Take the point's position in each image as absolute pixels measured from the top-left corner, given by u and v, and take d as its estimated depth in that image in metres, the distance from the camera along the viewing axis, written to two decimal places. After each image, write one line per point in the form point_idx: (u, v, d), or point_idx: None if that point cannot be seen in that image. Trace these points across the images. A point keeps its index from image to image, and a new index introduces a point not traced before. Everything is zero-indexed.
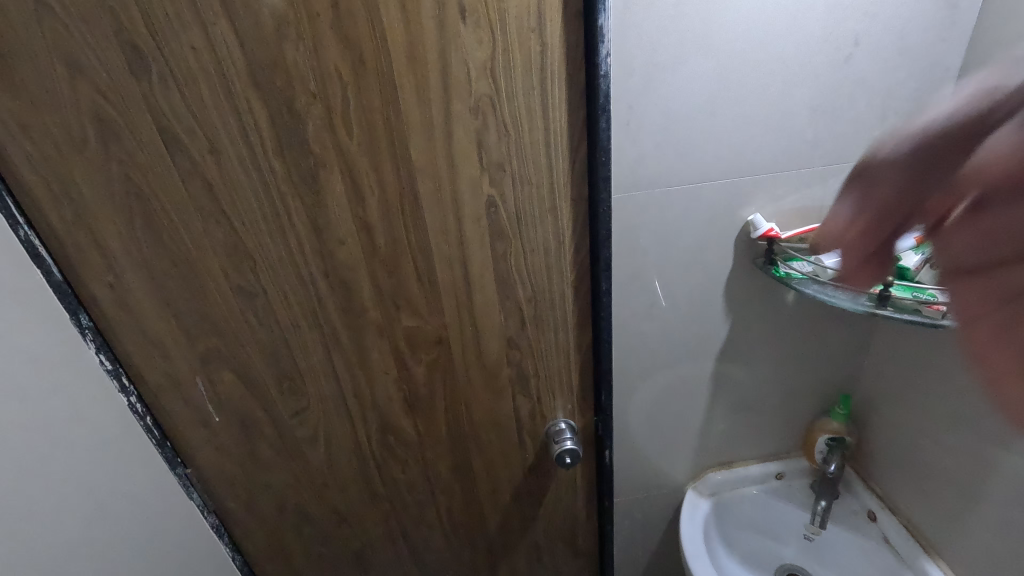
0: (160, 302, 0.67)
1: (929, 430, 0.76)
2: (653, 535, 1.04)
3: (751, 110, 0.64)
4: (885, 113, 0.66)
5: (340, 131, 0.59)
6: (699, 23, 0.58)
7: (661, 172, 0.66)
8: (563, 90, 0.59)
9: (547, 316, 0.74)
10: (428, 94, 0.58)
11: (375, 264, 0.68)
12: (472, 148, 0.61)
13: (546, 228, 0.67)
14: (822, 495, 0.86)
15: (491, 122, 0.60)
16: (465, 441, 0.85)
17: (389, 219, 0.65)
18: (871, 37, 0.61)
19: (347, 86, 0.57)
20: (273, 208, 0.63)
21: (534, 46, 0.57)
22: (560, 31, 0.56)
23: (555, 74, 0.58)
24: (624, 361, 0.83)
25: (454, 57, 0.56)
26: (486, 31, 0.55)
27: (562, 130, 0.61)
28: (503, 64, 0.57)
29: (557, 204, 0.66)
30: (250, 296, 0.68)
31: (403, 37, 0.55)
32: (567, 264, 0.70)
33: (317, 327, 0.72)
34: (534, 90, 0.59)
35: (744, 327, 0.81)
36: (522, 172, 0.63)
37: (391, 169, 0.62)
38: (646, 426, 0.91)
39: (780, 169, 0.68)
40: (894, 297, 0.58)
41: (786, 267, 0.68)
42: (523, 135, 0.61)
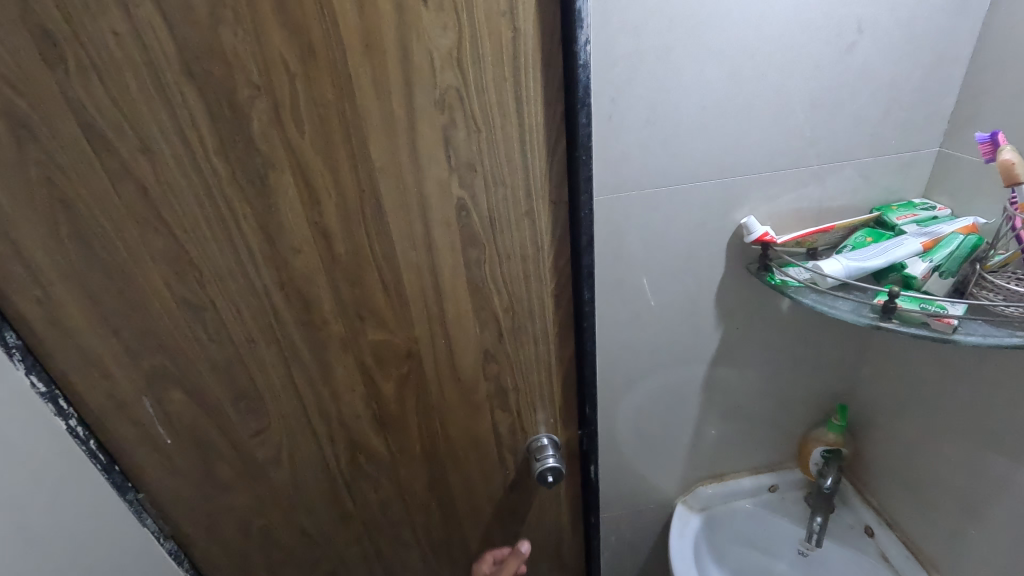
0: (97, 317, 0.60)
1: (931, 444, 0.72)
2: (643, 549, 1.00)
3: (744, 103, 0.58)
4: (888, 108, 0.61)
5: (290, 129, 0.52)
6: (689, 7, 0.53)
7: (647, 171, 0.61)
8: (539, 82, 0.53)
9: (526, 328, 0.69)
10: (387, 87, 0.51)
11: (336, 274, 0.61)
12: (440, 148, 0.55)
13: (524, 233, 0.62)
14: (818, 511, 0.83)
15: (460, 119, 0.54)
16: (441, 460, 0.79)
17: (349, 225, 0.58)
18: (875, 24, 0.56)
19: (295, 79, 0.50)
20: (217, 214, 0.55)
21: (506, 33, 0.50)
22: (534, 16, 0.50)
23: (530, 64, 0.52)
24: (610, 372, 0.78)
25: (415, 46, 0.50)
26: (451, 15, 0.48)
27: (539, 127, 0.55)
28: (472, 53, 0.51)
29: (534, 208, 0.60)
30: (197, 310, 0.61)
31: (356, 21, 0.48)
32: (547, 272, 0.65)
33: (274, 344, 0.65)
34: (507, 83, 0.53)
35: (736, 335, 0.77)
36: (496, 174, 0.57)
37: (349, 171, 0.55)
38: (634, 439, 0.86)
39: (775, 167, 0.63)
40: (900, 309, 0.54)
41: (781, 274, 0.63)
42: (496, 133, 0.55)
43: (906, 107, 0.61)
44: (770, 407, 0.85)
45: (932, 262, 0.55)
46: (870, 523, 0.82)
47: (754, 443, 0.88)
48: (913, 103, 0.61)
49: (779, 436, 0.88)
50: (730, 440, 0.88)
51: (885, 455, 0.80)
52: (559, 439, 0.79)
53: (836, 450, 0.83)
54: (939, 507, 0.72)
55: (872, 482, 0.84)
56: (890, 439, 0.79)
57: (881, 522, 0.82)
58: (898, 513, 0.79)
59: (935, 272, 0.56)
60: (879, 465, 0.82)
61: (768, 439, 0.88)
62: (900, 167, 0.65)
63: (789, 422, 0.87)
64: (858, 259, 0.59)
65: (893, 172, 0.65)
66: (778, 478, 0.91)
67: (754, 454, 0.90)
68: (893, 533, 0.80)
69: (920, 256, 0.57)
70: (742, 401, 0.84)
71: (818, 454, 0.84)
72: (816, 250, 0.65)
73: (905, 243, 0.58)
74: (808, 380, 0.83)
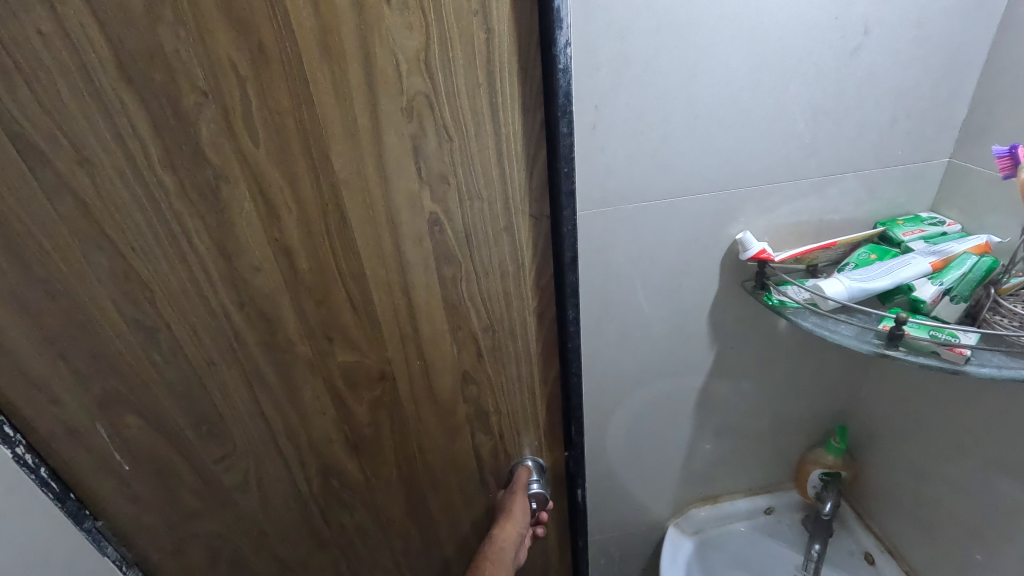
0: (38, 338, 0.51)
1: (940, 473, 0.67)
2: (634, 569, 0.95)
3: (740, 110, 0.54)
4: (895, 115, 0.56)
5: (242, 138, 0.45)
6: (679, 6, 0.48)
7: (634, 183, 0.57)
8: (524, 89, 0.48)
9: (508, 350, 0.62)
10: (350, 94, 0.45)
11: (301, 296, 0.54)
12: (410, 161, 0.49)
13: (503, 251, 0.55)
14: (816, 538, 0.79)
15: (431, 128, 0.47)
16: (421, 488, 0.74)
17: (314, 242, 0.51)
18: (883, 25, 0.51)
19: (246, 83, 0.43)
20: (159, 233, 0.48)
21: (479, 33, 0.44)
22: (515, 14, 0.44)
23: (511, 67, 0.46)
24: (599, 394, 0.73)
25: (379, 47, 0.43)
26: (418, 11, 0.42)
27: (519, 136, 0.50)
28: (443, 54, 0.44)
29: (514, 224, 0.54)
30: (150, 332, 0.53)
31: (309, 20, 0.41)
32: (532, 293, 0.59)
33: (230, 374, 0.58)
34: (483, 87, 0.47)
35: (733, 351, 0.72)
36: (473, 188, 0.51)
37: (309, 186, 0.48)
38: (625, 460, 0.81)
39: (773, 179, 0.59)
40: (909, 336, 0.49)
41: (779, 294, 0.58)
42: (470, 143, 0.49)
43: (914, 115, 0.57)
44: (767, 426, 0.81)
45: (942, 285, 0.51)
46: (871, 550, 0.78)
47: (749, 463, 0.84)
48: (921, 111, 0.57)
49: (776, 456, 0.84)
50: (723, 460, 0.83)
51: (888, 479, 0.76)
52: (545, 462, 0.74)
53: (834, 472, 0.80)
54: (946, 539, 0.68)
55: (873, 506, 0.80)
56: (891, 463, 0.75)
57: (882, 548, 0.78)
58: (901, 540, 0.75)
59: (946, 296, 0.51)
60: (882, 490, 0.77)
61: (764, 459, 0.84)
62: (906, 179, 0.60)
63: (787, 442, 0.83)
64: (861, 278, 0.54)
65: (899, 185, 0.61)
66: (774, 500, 0.87)
67: (750, 474, 0.86)
68: (895, 561, 0.76)
69: (928, 277, 0.52)
70: (738, 420, 0.79)
71: (816, 476, 0.81)
72: (817, 267, 0.62)
73: (913, 262, 0.54)
74: (806, 400, 0.79)
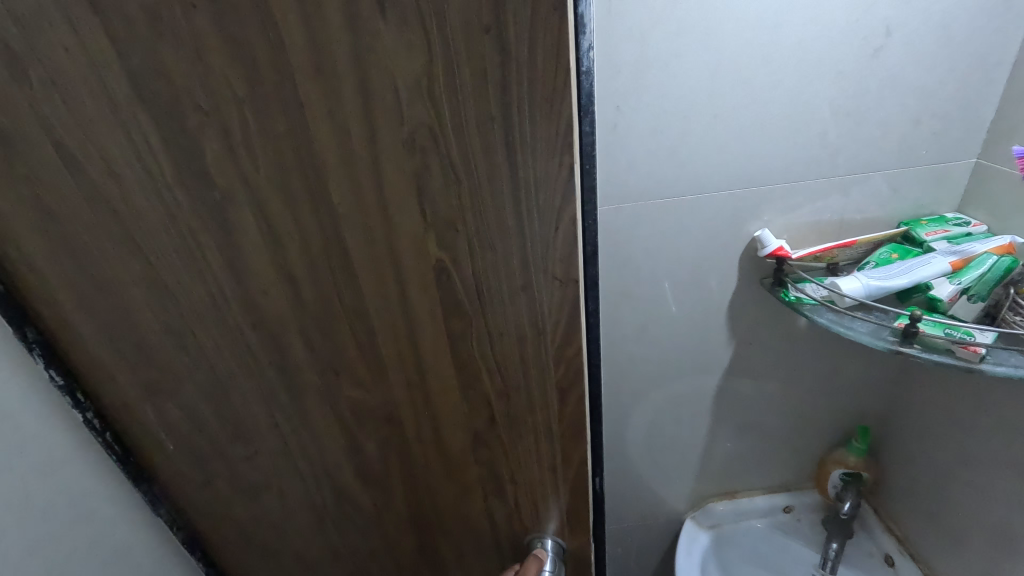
0: (102, 337, 0.42)
1: (965, 475, 0.66)
2: (650, 562, 0.97)
3: (761, 112, 0.55)
4: (919, 116, 0.57)
5: (246, 175, 0.33)
6: (698, 12, 0.50)
7: (654, 180, 0.59)
8: (556, 129, 0.30)
9: (523, 425, 0.47)
10: (347, 122, 0.31)
11: (303, 335, 0.42)
12: (412, 209, 0.34)
13: (521, 320, 0.39)
14: (834, 536, 0.79)
15: (434, 176, 0.32)
16: (436, 558, 0.63)
17: (298, 297, 0.39)
18: (907, 27, 0.52)
19: (241, 113, 0.31)
20: (89, 278, 0.38)
21: (491, 54, 0.28)
22: (538, 19, 0.27)
23: (534, 97, 0.29)
24: (618, 385, 0.76)
25: (375, 71, 0.29)
26: (419, 31, 0.28)
27: (545, 190, 0.33)
28: (445, 78, 0.29)
29: (536, 288, 0.37)
30: (178, 345, 0.42)
31: (268, 46, 0.29)
32: (558, 379, 0.43)
33: (200, 433, 0.49)
34: (496, 124, 0.30)
35: (751, 349, 0.73)
36: (481, 248, 0.35)
37: (294, 237, 0.36)
38: (645, 451, 0.83)
39: (795, 178, 0.60)
40: (923, 334, 0.50)
41: (796, 291, 0.60)
42: (479, 193, 0.33)
43: (939, 115, 0.57)
44: (789, 425, 0.81)
45: (960, 284, 0.51)
46: (890, 552, 0.78)
47: (769, 460, 0.85)
48: (947, 112, 0.57)
49: (796, 455, 0.85)
50: (742, 456, 0.84)
51: (907, 480, 0.76)
52: (563, 541, 0.57)
53: (855, 473, 0.80)
54: (970, 542, 0.66)
55: (894, 507, 0.79)
56: (912, 463, 0.74)
57: (902, 551, 0.77)
58: (921, 543, 0.74)
59: (964, 295, 0.51)
60: (902, 493, 0.77)
61: (785, 457, 0.85)
62: (932, 179, 0.60)
63: (808, 442, 0.83)
64: (880, 277, 0.55)
65: (924, 185, 0.61)
66: (794, 499, 0.88)
67: (771, 473, 0.87)
68: (916, 564, 0.75)
69: (948, 277, 0.53)
70: (757, 415, 0.80)
71: (836, 476, 0.81)
72: (837, 266, 0.62)
73: (933, 262, 0.54)
74: (830, 401, 0.79)
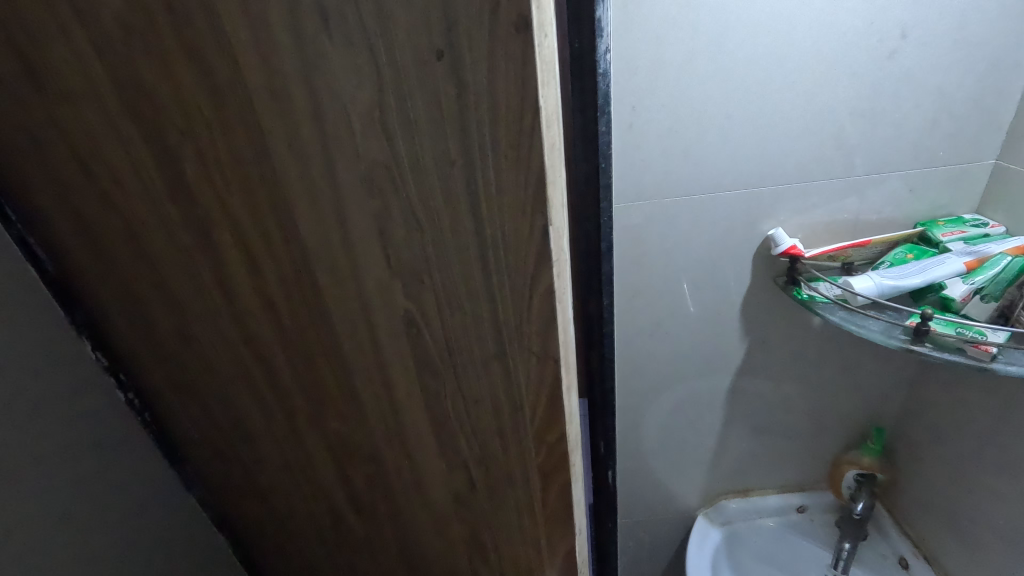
0: (138, 331, 0.43)
1: (982, 478, 0.65)
2: (661, 558, 0.98)
3: (775, 113, 0.56)
4: (935, 117, 0.57)
5: (224, 205, 0.31)
6: (714, 15, 0.51)
7: (669, 179, 0.60)
8: (531, 180, 0.22)
9: (503, 516, 0.39)
10: (302, 156, 0.26)
11: (293, 368, 0.39)
12: (372, 259, 0.28)
13: (497, 402, 0.31)
14: (846, 536, 0.80)
15: (394, 228, 0.26)
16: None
17: (278, 332, 0.37)
18: (923, 29, 0.53)
19: (208, 141, 0.28)
20: (118, 281, 0.40)
21: (445, 82, 0.21)
22: (499, 35, 0.19)
23: (499, 142, 0.22)
24: (631, 380, 0.77)
25: (326, 99, 0.23)
26: (366, 55, 0.21)
27: (518, 255, 0.25)
28: (394, 110, 0.22)
29: (514, 370, 0.29)
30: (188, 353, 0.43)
31: (220, 68, 0.25)
32: (543, 484, 0.34)
33: (208, 432, 0.49)
34: (455, 171, 0.23)
35: (764, 348, 0.73)
36: (450, 315, 0.28)
37: (268, 272, 0.33)
38: (657, 447, 0.84)
39: (809, 178, 0.60)
40: (934, 332, 0.51)
41: (809, 290, 0.60)
42: (443, 250, 0.26)
43: (956, 116, 0.57)
44: (802, 424, 0.81)
45: (974, 284, 0.52)
46: (904, 555, 0.77)
47: (781, 459, 0.85)
48: (964, 113, 0.57)
49: (809, 455, 0.85)
50: (755, 455, 0.85)
51: (921, 482, 0.76)
52: None
53: (870, 474, 0.81)
54: (986, 546, 0.66)
55: (908, 510, 0.79)
56: (928, 466, 0.74)
57: (918, 554, 0.77)
58: (936, 546, 0.74)
59: (977, 295, 0.52)
60: (917, 495, 0.77)
61: (798, 458, 0.85)
62: (949, 180, 0.60)
63: (822, 443, 0.83)
64: (894, 277, 0.56)
65: (941, 186, 0.61)
66: (807, 499, 0.88)
67: (784, 473, 0.87)
68: (931, 567, 0.75)
69: (962, 276, 0.53)
70: (770, 413, 0.80)
71: (850, 477, 0.82)
72: (852, 266, 0.62)
73: (947, 262, 0.54)
74: (845, 402, 0.79)
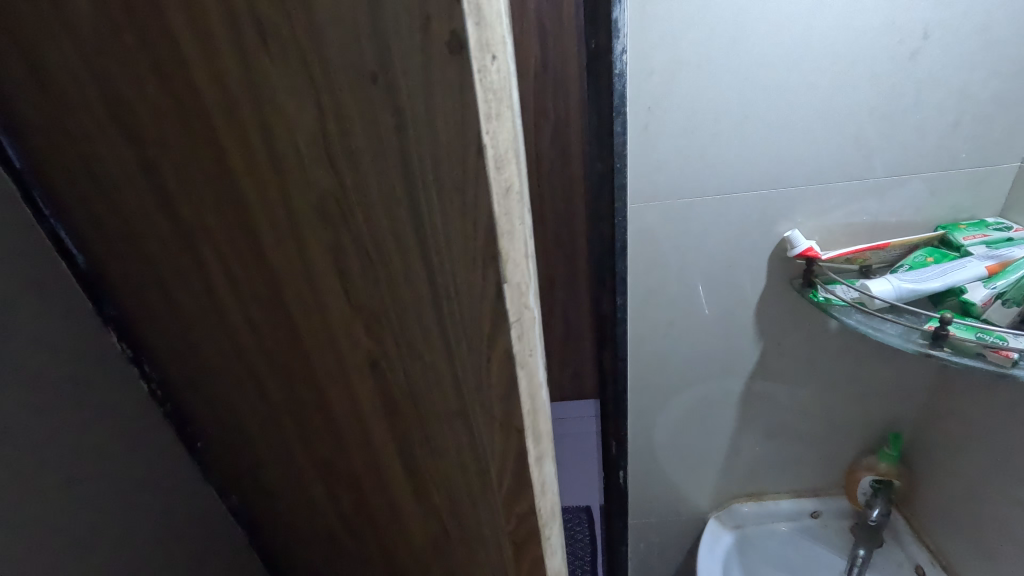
0: (162, 327, 0.42)
1: (1001, 486, 0.64)
2: (671, 560, 0.97)
3: (793, 114, 0.56)
4: (957, 118, 0.56)
5: (207, 218, 0.32)
6: (731, 16, 0.51)
7: (683, 180, 0.60)
8: (474, 221, 0.21)
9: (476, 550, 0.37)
10: (264, 176, 0.27)
11: (274, 376, 0.40)
12: (337, 283, 0.29)
13: (459, 439, 0.30)
14: (861, 543, 0.79)
15: (355, 256, 0.26)
16: None
17: (258, 341, 0.38)
18: (945, 29, 0.52)
19: (187, 156, 0.29)
20: (122, 282, 0.41)
21: (385, 118, 0.21)
22: (434, 74, 0.19)
23: (442, 182, 0.21)
24: (643, 381, 0.77)
25: (278, 121, 0.24)
26: (309, 84, 0.22)
27: (465, 297, 0.24)
28: (342, 142, 0.22)
29: (472, 412, 0.28)
30: (184, 355, 0.44)
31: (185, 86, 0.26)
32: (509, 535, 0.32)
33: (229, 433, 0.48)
34: (402, 205, 0.23)
35: (779, 350, 0.73)
36: (409, 342, 0.28)
37: (247, 282, 0.34)
38: (669, 448, 0.84)
39: (827, 180, 0.60)
40: (953, 337, 0.50)
41: (825, 292, 0.60)
42: (395, 277, 0.26)
43: (979, 118, 0.56)
44: (818, 429, 0.80)
45: (995, 288, 0.51)
46: (921, 563, 0.76)
47: (796, 463, 0.85)
48: (988, 114, 0.56)
49: (824, 460, 0.84)
50: (769, 459, 0.84)
51: (939, 489, 0.74)
52: None
53: (886, 480, 0.79)
54: (1005, 556, 0.64)
55: (925, 517, 0.78)
56: (946, 473, 0.73)
57: (935, 563, 0.75)
58: (954, 555, 0.73)
59: (998, 300, 0.51)
60: (934, 503, 0.75)
61: (813, 462, 0.84)
62: (971, 183, 0.59)
63: (837, 448, 0.82)
64: (913, 280, 0.55)
65: (963, 188, 0.60)
66: (822, 504, 0.87)
67: (798, 477, 0.86)
68: None
69: (983, 281, 0.52)
70: (785, 417, 0.80)
71: (866, 483, 0.80)
72: (870, 269, 0.62)
73: (969, 266, 0.54)
74: (861, 407, 0.78)
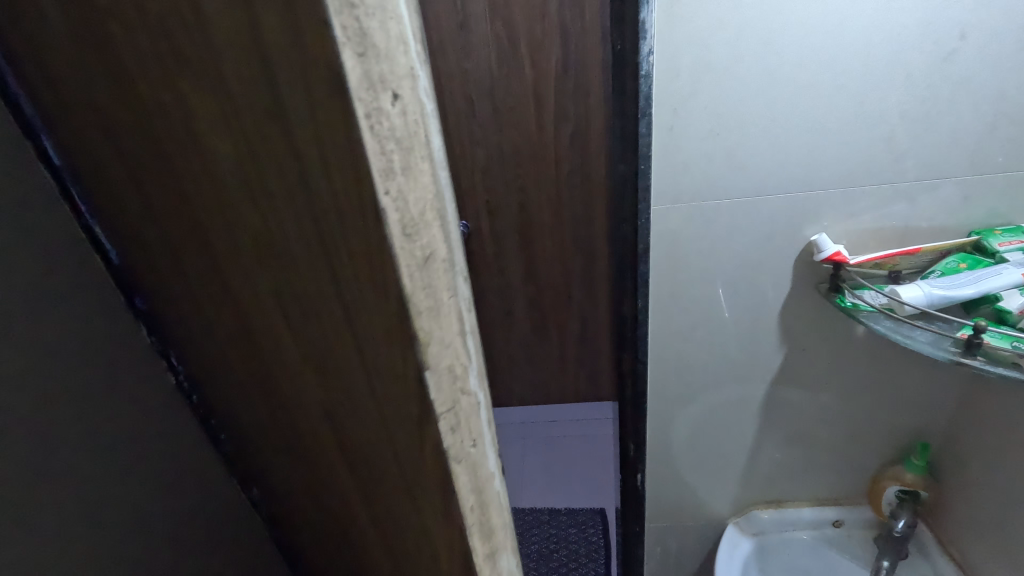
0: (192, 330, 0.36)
1: None
2: (688, 566, 0.97)
3: (822, 116, 0.55)
4: (994, 121, 0.55)
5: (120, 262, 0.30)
6: (760, 16, 0.51)
7: (708, 182, 0.59)
8: (384, 275, 0.21)
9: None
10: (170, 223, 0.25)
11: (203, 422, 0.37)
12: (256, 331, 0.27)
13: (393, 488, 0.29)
14: (885, 554, 0.77)
15: (272, 308, 0.25)
16: None
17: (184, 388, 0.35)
18: (983, 29, 0.51)
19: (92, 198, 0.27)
20: None
21: (288, 167, 0.20)
22: (321, 115, 0.18)
23: (346, 231, 0.20)
24: (663, 386, 0.76)
25: (178, 169, 0.22)
26: (207, 130, 0.20)
27: (380, 344, 0.23)
28: (248, 188, 0.21)
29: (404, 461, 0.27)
30: None
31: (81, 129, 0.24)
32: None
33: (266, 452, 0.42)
34: (316, 255, 0.22)
35: (803, 356, 0.72)
36: (331, 394, 0.27)
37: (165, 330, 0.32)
38: (688, 453, 0.83)
39: (857, 183, 0.59)
40: (987, 345, 0.49)
41: (853, 298, 0.59)
42: (312, 328, 0.24)
43: (1016, 120, 0.54)
44: (841, 436, 0.79)
45: None
46: None
47: (818, 472, 0.83)
48: None
49: (848, 469, 0.82)
50: (790, 466, 0.83)
51: (968, 501, 0.73)
52: None
53: (913, 491, 0.77)
54: None
55: (953, 529, 0.76)
56: (975, 484, 0.71)
57: None
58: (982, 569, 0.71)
59: None
60: (962, 515, 0.74)
61: (835, 470, 0.83)
62: (1007, 187, 0.58)
63: (862, 456, 0.81)
64: (944, 286, 0.54)
65: (998, 193, 0.58)
66: (844, 513, 0.85)
67: (820, 485, 0.85)
68: None
69: (1019, 289, 0.51)
70: (808, 424, 0.78)
71: (891, 493, 0.79)
72: (899, 274, 0.61)
73: (1004, 273, 0.52)
74: (887, 415, 0.76)
